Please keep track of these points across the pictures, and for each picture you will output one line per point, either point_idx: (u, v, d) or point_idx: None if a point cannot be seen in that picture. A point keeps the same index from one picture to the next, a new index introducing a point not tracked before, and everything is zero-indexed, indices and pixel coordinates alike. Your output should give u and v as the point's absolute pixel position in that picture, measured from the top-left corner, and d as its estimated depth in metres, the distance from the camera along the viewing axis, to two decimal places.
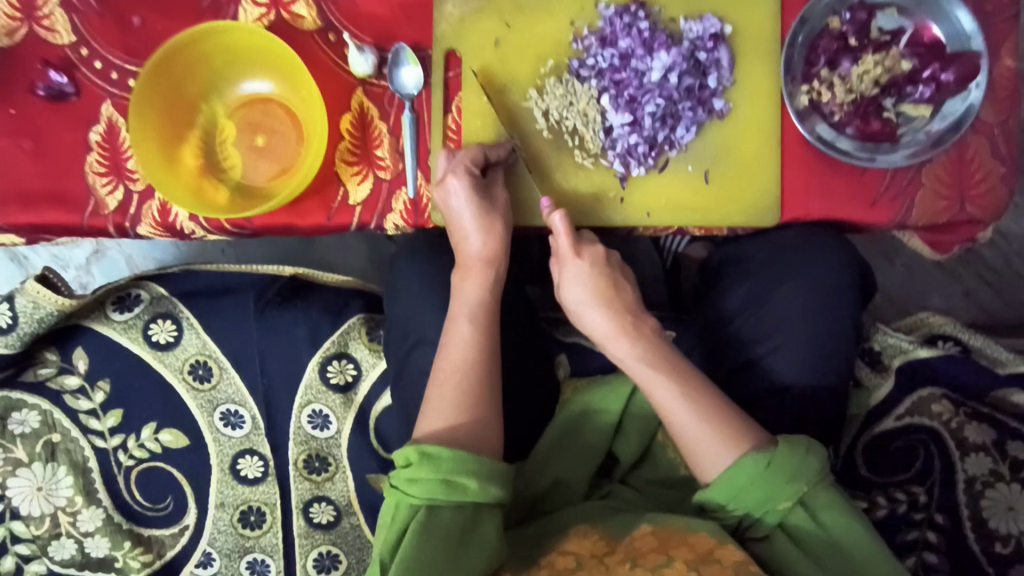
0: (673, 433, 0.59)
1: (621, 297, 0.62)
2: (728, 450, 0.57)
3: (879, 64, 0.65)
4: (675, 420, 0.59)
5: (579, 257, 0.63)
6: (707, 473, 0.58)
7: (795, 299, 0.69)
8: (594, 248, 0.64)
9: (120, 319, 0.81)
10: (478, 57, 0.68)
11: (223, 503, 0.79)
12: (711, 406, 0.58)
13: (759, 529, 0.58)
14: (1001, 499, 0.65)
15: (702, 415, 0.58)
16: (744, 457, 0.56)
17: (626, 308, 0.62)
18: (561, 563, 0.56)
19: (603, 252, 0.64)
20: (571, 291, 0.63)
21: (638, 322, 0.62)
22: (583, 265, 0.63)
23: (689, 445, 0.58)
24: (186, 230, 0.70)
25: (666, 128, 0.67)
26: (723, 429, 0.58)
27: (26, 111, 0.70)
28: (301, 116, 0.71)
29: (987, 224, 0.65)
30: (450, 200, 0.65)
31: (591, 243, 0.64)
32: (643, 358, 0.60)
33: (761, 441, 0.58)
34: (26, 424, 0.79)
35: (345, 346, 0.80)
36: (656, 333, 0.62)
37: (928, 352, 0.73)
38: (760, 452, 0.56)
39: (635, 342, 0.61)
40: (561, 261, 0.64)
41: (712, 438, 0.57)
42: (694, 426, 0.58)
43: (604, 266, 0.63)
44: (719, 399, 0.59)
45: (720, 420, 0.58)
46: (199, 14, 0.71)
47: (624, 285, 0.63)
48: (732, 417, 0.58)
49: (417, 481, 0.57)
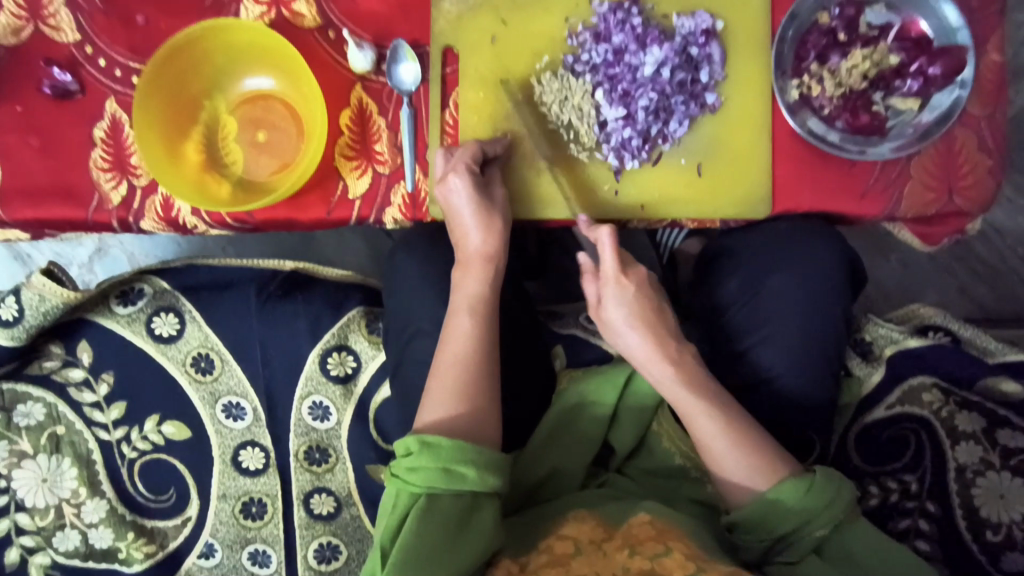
0: (706, 456, 0.60)
1: (664, 322, 0.62)
2: (764, 478, 0.58)
3: (867, 59, 0.65)
4: (713, 445, 0.59)
5: (623, 278, 0.62)
6: (739, 496, 0.59)
7: (785, 290, 0.70)
8: (637, 270, 0.63)
9: (124, 313, 0.82)
10: (475, 53, 0.70)
11: (225, 494, 0.80)
12: (748, 435, 0.59)
13: (791, 553, 0.58)
14: (993, 487, 0.66)
15: (740, 447, 0.59)
16: (780, 483, 0.58)
17: (667, 334, 0.62)
18: (560, 548, 0.56)
19: (644, 274, 0.64)
20: (612, 313, 0.62)
21: (680, 349, 0.62)
22: (626, 287, 0.62)
23: (723, 469, 0.59)
24: (188, 224, 0.72)
25: (659, 122, 0.68)
26: (759, 455, 0.59)
27: (32, 108, 0.72)
28: (301, 112, 0.73)
29: (975, 216, 0.66)
30: (451, 198, 0.66)
31: (633, 265, 0.64)
32: (684, 384, 0.60)
33: (793, 468, 0.59)
34: (31, 416, 0.80)
35: (345, 338, 0.81)
36: (695, 359, 0.62)
37: (919, 342, 0.73)
38: (798, 478, 0.57)
39: (677, 367, 0.61)
40: (604, 282, 0.63)
41: (750, 464, 0.58)
42: (732, 452, 0.59)
43: (646, 291, 0.63)
44: (754, 425, 0.60)
45: (757, 453, 0.59)
46: (201, 13, 0.72)
47: (666, 310, 0.63)
48: (767, 443, 0.60)
49: (416, 469, 0.58)
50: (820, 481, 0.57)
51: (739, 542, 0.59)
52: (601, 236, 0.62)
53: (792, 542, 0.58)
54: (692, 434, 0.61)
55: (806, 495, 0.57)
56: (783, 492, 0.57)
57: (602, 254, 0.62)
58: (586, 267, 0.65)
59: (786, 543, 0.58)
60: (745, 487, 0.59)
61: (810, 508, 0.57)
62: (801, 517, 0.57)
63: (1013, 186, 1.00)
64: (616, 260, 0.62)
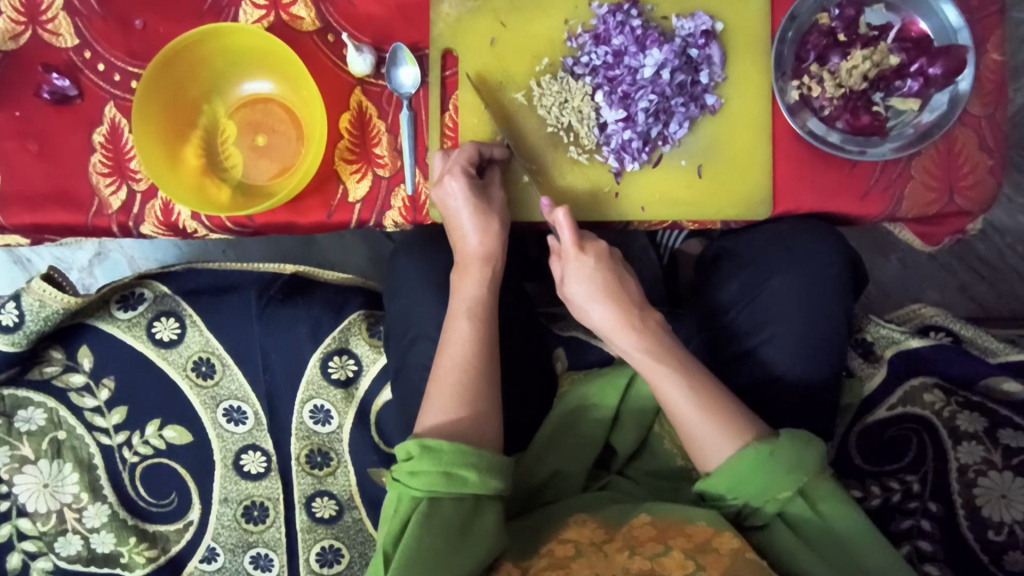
0: (674, 422, 0.60)
1: (626, 291, 0.63)
2: (730, 439, 0.57)
3: (868, 59, 0.64)
4: (678, 410, 0.59)
5: (581, 253, 0.64)
6: (706, 462, 0.58)
7: (787, 290, 0.70)
8: (597, 244, 0.64)
9: (124, 317, 0.82)
10: (474, 56, 0.70)
11: (227, 498, 0.80)
12: (713, 396, 0.59)
13: (759, 517, 0.58)
14: (995, 486, 0.65)
15: (704, 407, 0.58)
16: (745, 447, 0.57)
17: (630, 302, 0.63)
18: (561, 550, 0.57)
19: (605, 248, 0.65)
20: (575, 287, 0.63)
21: (644, 316, 0.62)
22: (586, 261, 0.63)
23: (689, 434, 0.59)
24: (189, 229, 0.72)
25: (659, 123, 0.67)
26: (724, 418, 0.58)
27: (31, 113, 0.72)
28: (300, 115, 0.73)
29: (976, 215, 0.66)
30: (448, 201, 0.66)
31: (593, 241, 0.65)
32: (647, 350, 0.61)
33: (761, 433, 0.58)
34: (32, 422, 0.80)
35: (346, 341, 0.81)
36: (661, 327, 0.63)
37: (919, 342, 0.73)
38: (761, 443, 0.56)
39: (641, 334, 0.61)
40: (565, 258, 0.64)
41: (714, 428, 0.58)
42: (697, 413, 0.58)
43: (607, 263, 0.64)
44: (721, 390, 0.60)
45: (722, 415, 0.58)
46: (200, 16, 0.72)
47: (629, 280, 0.64)
48: (733, 408, 0.59)
49: (417, 473, 0.58)
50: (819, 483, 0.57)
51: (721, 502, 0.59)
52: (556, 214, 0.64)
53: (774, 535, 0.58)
54: (660, 401, 0.61)
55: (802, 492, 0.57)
56: (756, 458, 0.56)
57: (560, 231, 0.64)
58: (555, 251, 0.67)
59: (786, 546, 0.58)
60: (711, 453, 0.58)
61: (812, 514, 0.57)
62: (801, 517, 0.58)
63: (1013, 185, 1.00)
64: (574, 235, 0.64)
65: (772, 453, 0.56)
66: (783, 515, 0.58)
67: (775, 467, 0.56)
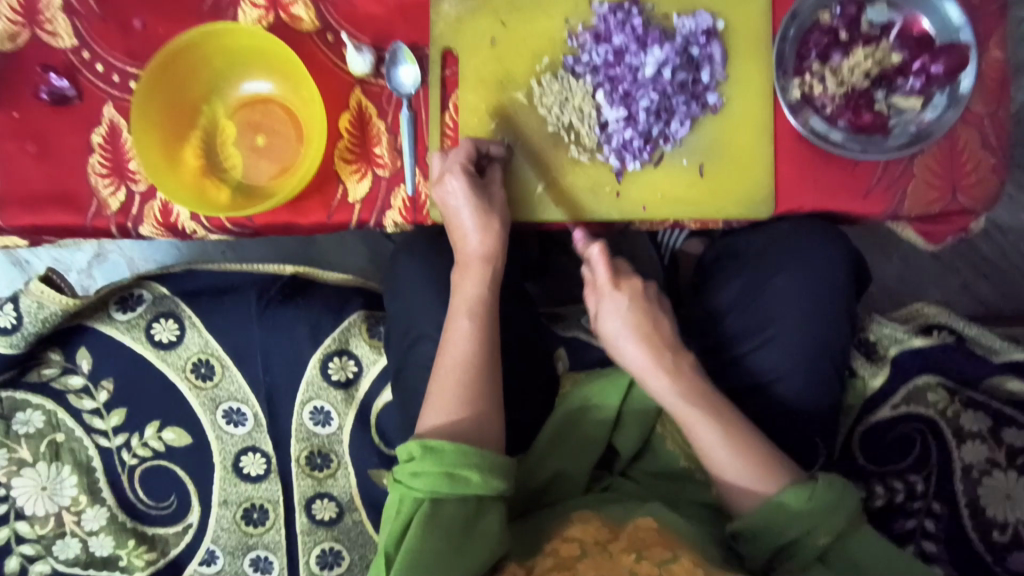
0: (707, 463, 0.60)
1: (661, 331, 0.63)
2: (763, 485, 0.58)
3: (869, 57, 0.65)
4: (712, 453, 0.59)
5: (616, 290, 0.64)
6: (741, 506, 0.59)
7: (788, 288, 0.70)
8: (632, 281, 0.65)
9: (123, 319, 0.82)
10: (475, 55, 0.69)
11: (226, 500, 0.80)
12: (747, 441, 0.59)
13: (796, 562, 0.57)
14: (999, 486, 0.65)
15: (739, 453, 0.59)
16: (780, 491, 0.57)
17: (664, 343, 0.63)
18: (566, 550, 0.56)
19: (641, 285, 0.65)
20: (610, 325, 0.64)
21: (677, 358, 0.62)
22: (620, 299, 0.64)
23: (723, 476, 0.59)
24: (188, 230, 0.71)
25: (660, 122, 0.67)
26: (759, 460, 0.58)
27: (30, 114, 0.71)
28: (300, 116, 0.72)
29: (979, 214, 0.66)
30: (449, 200, 0.66)
31: (628, 277, 0.65)
32: (682, 394, 0.61)
33: (795, 476, 0.58)
34: (30, 424, 0.80)
35: (345, 342, 0.80)
36: (695, 369, 0.63)
37: (923, 342, 0.72)
38: (799, 487, 0.56)
39: (673, 376, 0.62)
40: (601, 295, 0.65)
41: (748, 469, 0.58)
42: (731, 458, 0.59)
43: (641, 301, 0.64)
44: (754, 432, 0.60)
45: (757, 460, 0.58)
46: (199, 16, 0.72)
47: (664, 321, 0.64)
48: (767, 450, 0.59)
49: (419, 474, 0.58)
50: (826, 488, 0.56)
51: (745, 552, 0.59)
52: (591, 250, 0.65)
53: (793, 553, 0.57)
54: (693, 442, 0.61)
55: (818, 502, 0.56)
56: (794, 500, 0.56)
57: (595, 268, 0.65)
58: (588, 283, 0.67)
59: (798, 553, 0.57)
60: (746, 494, 0.58)
61: (827, 515, 0.56)
62: (815, 523, 0.56)
63: (1015, 183, 1.00)
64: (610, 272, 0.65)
65: (813, 497, 0.56)
66: (823, 558, 0.57)
67: (814, 509, 0.56)
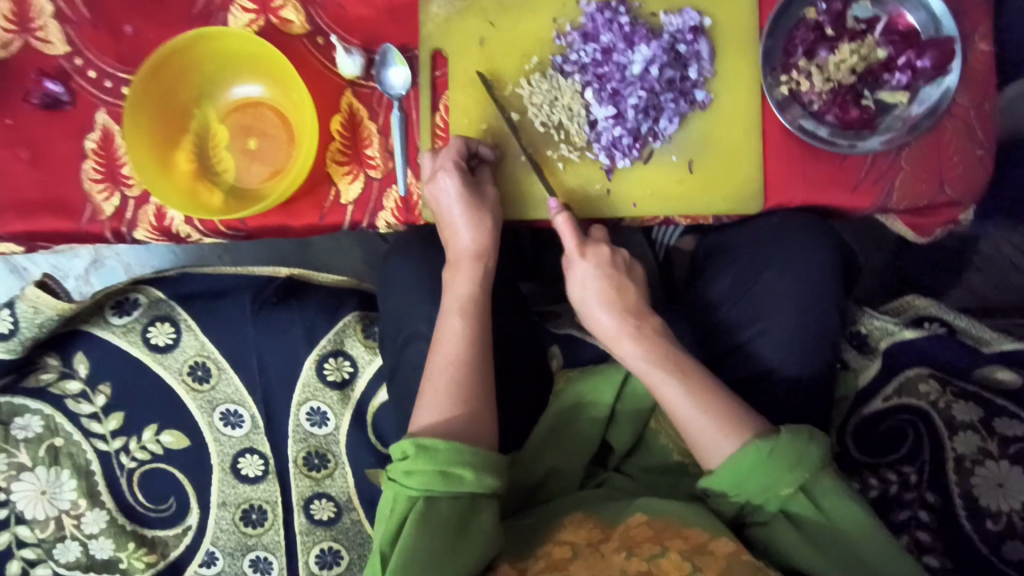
0: (681, 431, 0.61)
1: (627, 296, 0.65)
2: (730, 442, 0.58)
3: (854, 53, 0.65)
4: (679, 412, 0.60)
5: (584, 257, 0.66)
6: (709, 464, 0.59)
7: (777, 284, 0.71)
8: (599, 247, 0.66)
9: (119, 323, 0.82)
10: (463, 56, 0.70)
11: (225, 502, 0.80)
12: (713, 401, 0.59)
13: (761, 515, 0.58)
14: (992, 475, 0.64)
15: (705, 411, 0.59)
16: (746, 446, 0.57)
17: (629, 308, 0.65)
18: (558, 552, 0.57)
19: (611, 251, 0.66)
20: (579, 292, 0.66)
21: (642, 324, 0.64)
22: (588, 267, 0.65)
23: (691, 435, 0.60)
24: (182, 234, 0.72)
25: (649, 120, 0.68)
26: (727, 417, 0.59)
27: (23, 120, 0.72)
28: (292, 119, 0.73)
29: (967, 205, 0.66)
30: (441, 198, 0.66)
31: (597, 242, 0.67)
32: (647, 356, 0.62)
33: (761, 431, 0.58)
34: (28, 429, 0.80)
35: (341, 342, 0.81)
36: (661, 333, 0.64)
37: (914, 334, 0.72)
38: (761, 441, 0.57)
39: (639, 341, 0.63)
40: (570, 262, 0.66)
41: (716, 424, 0.58)
42: (698, 418, 0.59)
43: (609, 266, 0.66)
44: (722, 390, 0.61)
45: (723, 417, 0.59)
46: (189, 21, 0.72)
47: (629, 287, 0.65)
48: (740, 410, 0.59)
49: (413, 473, 0.58)
50: (787, 443, 0.57)
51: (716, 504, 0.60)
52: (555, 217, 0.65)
53: (759, 505, 0.58)
54: (663, 406, 0.62)
55: (778, 459, 0.56)
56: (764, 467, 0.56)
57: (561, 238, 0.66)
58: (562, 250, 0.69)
59: (760, 509, 0.58)
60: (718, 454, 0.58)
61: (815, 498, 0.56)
62: (779, 481, 0.57)
63: None
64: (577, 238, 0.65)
65: (771, 453, 0.56)
66: (786, 511, 0.58)
67: (776, 466, 0.56)
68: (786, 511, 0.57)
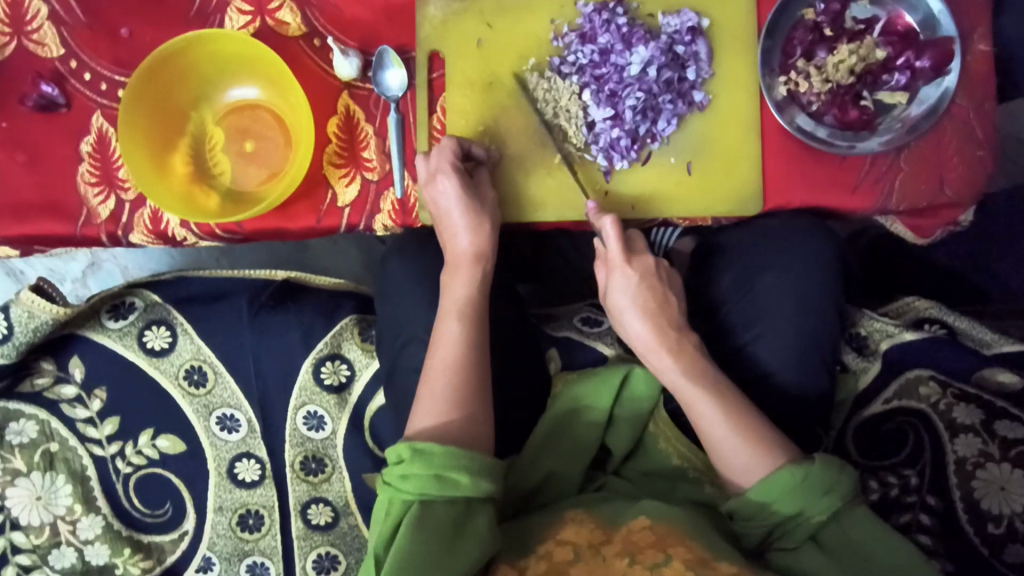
0: (707, 443, 0.61)
1: (667, 309, 0.65)
2: (764, 466, 0.58)
3: (854, 53, 0.64)
4: (713, 431, 0.60)
5: (628, 266, 0.65)
6: (738, 484, 0.59)
7: (776, 285, 0.70)
8: (642, 258, 0.66)
9: (115, 327, 0.82)
10: (460, 57, 0.70)
11: (221, 506, 0.80)
12: (748, 422, 0.60)
13: (788, 541, 0.58)
14: (993, 479, 0.63)
15: (739, 433, 0.59)
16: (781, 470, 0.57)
17: (669, 321, 0.65)
18: (559, 554, 0.56)
19: (652, 262, 0.67)
20: (619, 299, 0.66)
21: (681, 337, 0.64)
22: (630, 276, 0.65)
23: (722, 454, 0.60)
24: (178, 237, 0.71)
25: (647, 121, 0.67)
26: (761, 440, 0.59)
27: (18, 123, 0.71)
28: (288, 120, 0.72)
29: (967, 206, 0.66)
30: (439, 201, 0.67)
31: (639, 253, 0.67)
32: (686, 372, 0.62)
33: (794, 457, 0.59)
34: (24, 434, 0.79)
35: (338, 346, 0.80)
36: (698, 348, 0.64)
37: (914, 335, 0.72)
38: (796, 467, 0.57)
39: (678, 355, 0.63)
40: (611, 268, 0.66)
41: (750, 447, 0.59)
42: (732, 439, 0.59)
43: (651, 279, 0.66)
44: (754, 409, 0.61)
45: (757, 440, 0.59)
46: (186, 23, 0.72)
47: (670, 300, 0.66)
48: (769, 429, 0.60)
49: (408, 476, 0.58)
50: (822, 470, 0.57)
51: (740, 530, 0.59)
52: (605, 223, 0.65)
53: (788, 530, 0.57)
54: (694, 422, 0.62)
55: (813, 483, 0.56)
56: (791, 483, 0.57)
57: (607, 245, 0.66)
58: (599, 256, 0.68)
59: (790, 532, 0.57)
60: (747, 470, 0.59)
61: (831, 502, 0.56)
62: (812, 507, 0.56)
63: None
64: (621, 248, 0.66)
65: (806, 479, 0.57)
66: (817, 539, 0.57)
67: (809, 492, 0.56)
68: (817, 538, 0.57)
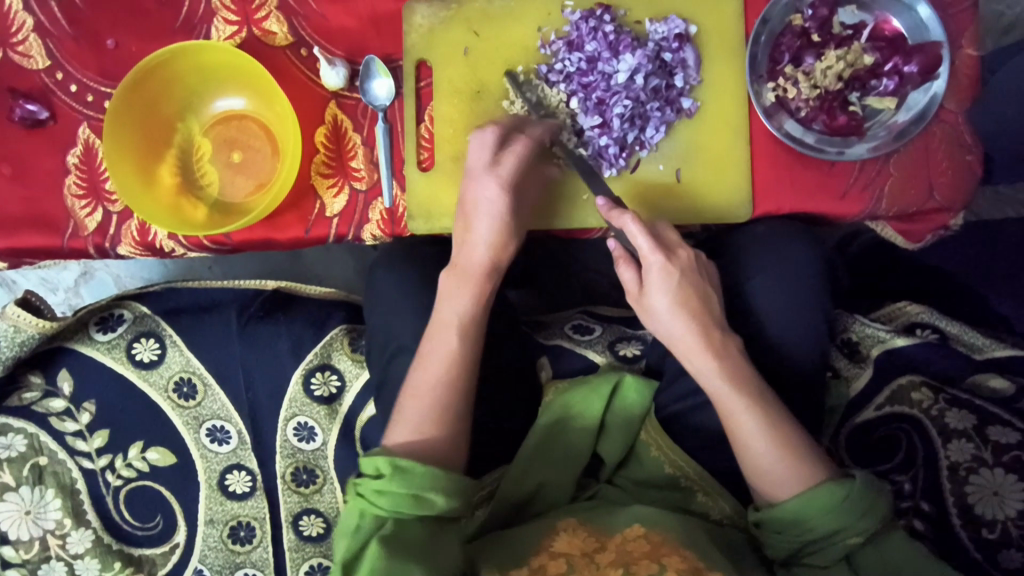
0: (739, 449, 0.60)
1: (709, 310, 0.62)
2: (800, 482, 0.57)
3: (841, 59, 0.64)
4: (750, 441, 0.59)
5: (668, 264, 0.61)
6: (770, 495, 0.58)
7: (763, 290, 0.69)
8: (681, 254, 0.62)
9: (103, 339, 0.81)
10: (447, 66, 0.69)
11: (212, 519, 0.79)
12: (787, 436, 0.58)
13: (820, 558, 0.57)
14: (986, 484, 0.62)
15: (778, 446, 0.58)
16: (819, 488, 0.56)
17: (711, 322, 0.62)
18: (553, 567, 0.56)
19: (692, 259, 0.63)
20: (657, 297, 0.62)
21: (723, 339, 0.61)
22: (671, 273, 0.61)
23: (757, 465, 0.58)
24: (166, 248, 0.71)
25: (635, 129, 0.67)
26: (798, 455, 0.58)
27: (3, 135, 0.71)
28: (275, 130, 0.72)
29: (956, 211, 0.66)
30: (478, 199, 0.64)
31: (677, 249, 0.63)
32: (727, 378, 0.60)
33: (832, 473, 0.58)
34: (12, 448, 0.79)
35: (327, 357, 0.80)
36: (739, 351, 0.62)
37: (905, 341, 0.72)
38: (837, 485, 0.56)
39: (719, 359, 0.60)
40: (648, 265, 0.62)
41: (787, 462, 0.58)
42: (769, 451, 0.58)
43: (691, 277, 0.62)
44: (792, 421, 0.60)
45: (795, 455, 0.58)
46: (171, 34, 0.71)
47: (710, 299, 0.63)
48: (804, 445, 0.59)
49: (385, 493, 0.57)
50: (862, 491, 0.56)
51: (767, 539, 0.59)
52: (626, 223, 0.62)
53: (820, 546, 0.57)
54: (730, 429, 0.60)
55: (853, 503, 0.56)
56: (816, 498, 0.56)
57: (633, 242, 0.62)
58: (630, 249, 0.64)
59: (823, 550, 0.57)
60: (783, 483, 0.58)
61: (857, 518, 0.56)
62: (849, 528, 0.56)
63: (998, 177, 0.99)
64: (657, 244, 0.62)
65: (849, 497, 0.56)
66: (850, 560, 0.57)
67: (847, 511, 0.55)
68: (849, 558, 0.57)
